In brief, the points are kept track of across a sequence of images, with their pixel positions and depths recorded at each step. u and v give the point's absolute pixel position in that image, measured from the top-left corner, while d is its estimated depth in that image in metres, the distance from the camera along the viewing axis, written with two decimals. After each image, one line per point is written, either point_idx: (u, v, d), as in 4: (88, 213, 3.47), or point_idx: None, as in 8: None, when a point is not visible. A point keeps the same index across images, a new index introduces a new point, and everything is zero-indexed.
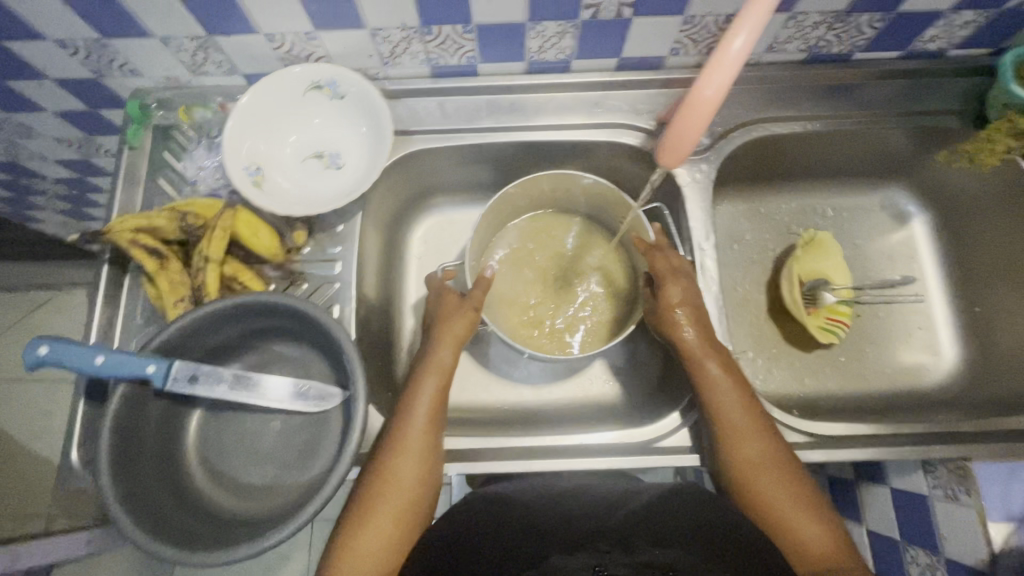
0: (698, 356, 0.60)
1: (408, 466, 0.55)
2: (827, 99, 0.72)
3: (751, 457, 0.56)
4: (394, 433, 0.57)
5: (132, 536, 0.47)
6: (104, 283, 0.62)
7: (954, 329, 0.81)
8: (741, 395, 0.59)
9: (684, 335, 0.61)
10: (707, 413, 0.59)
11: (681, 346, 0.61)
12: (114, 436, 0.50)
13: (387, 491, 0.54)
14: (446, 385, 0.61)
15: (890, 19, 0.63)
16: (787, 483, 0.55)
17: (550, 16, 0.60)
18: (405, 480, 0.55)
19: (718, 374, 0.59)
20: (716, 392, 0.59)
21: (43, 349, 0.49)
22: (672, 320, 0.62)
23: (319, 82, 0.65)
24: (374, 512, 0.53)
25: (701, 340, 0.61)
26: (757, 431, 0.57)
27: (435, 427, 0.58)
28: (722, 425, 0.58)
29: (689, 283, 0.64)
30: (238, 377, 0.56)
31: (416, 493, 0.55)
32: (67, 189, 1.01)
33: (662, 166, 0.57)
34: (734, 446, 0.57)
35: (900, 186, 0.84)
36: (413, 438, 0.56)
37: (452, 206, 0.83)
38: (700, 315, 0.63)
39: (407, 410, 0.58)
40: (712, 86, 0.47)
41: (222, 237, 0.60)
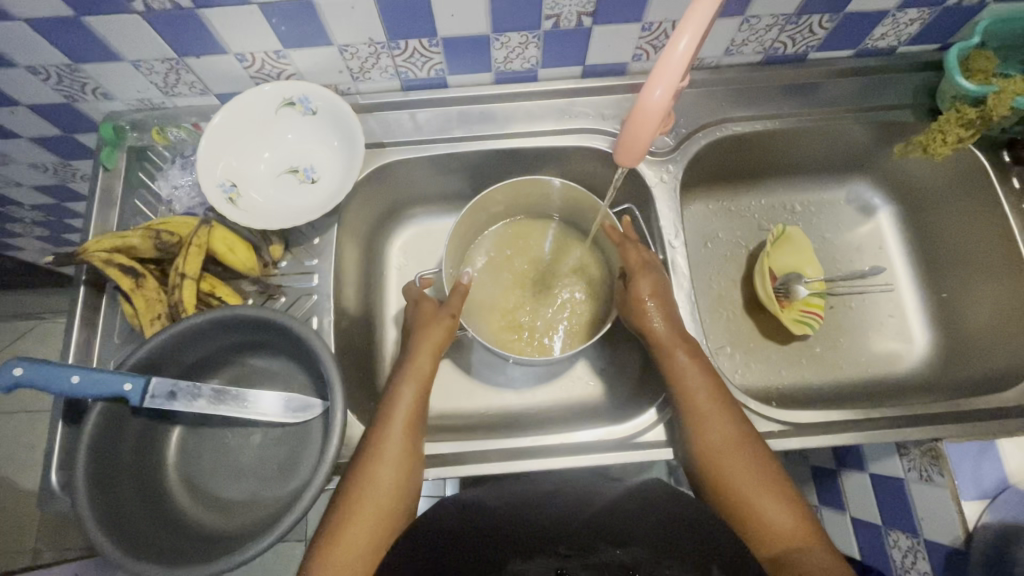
0: (667, 346, 0.62)
1: (386, 473, 0.56)
2: (787, 98, 0.75)
3: (718, 442, 0.58)
4: (372, 441, 0.58)
5: (109, 554, 0.47)
6: (81, 304, 0.62)
7: (925, 316, 0.83)
8: (710, 383, 0.61)
9: (654, 327, 0.63)
10: (676, 400, 0.61)
11: (652, 337, 0.63)
12: (91, 454, 0.50)
13: (362, 499, 0.55)
14: (424, 392, 0.62)
15: (839, 20, 0.66)
16: (753, 468, 0.57)
17: (512, 27, 0.62)
18: (382, 487, 0.55)
19: (687, 363, 0.61)
20: (684, 379, 0.61)
21: (18, 370, 0.49)
22: (643, 314, 0.64)
23: (291, 99, 0.66)
24: (349, 520, 0.54)
25: (670, 331, 0.63)
26: (725, 418, 0.59)
27: (412, 433, 0.59)
28: (690, 412, 0.60)
29: (659, 279, 0.65)
30: (216, 392, 0.56)
31: (394, 500, 0.55)
32: (46, 216, 1.01)
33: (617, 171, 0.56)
34: (702, 431, 0.59)
35: (864, 179, 0.87)
36: (391, 445, 0.57)
37: (429, 216, 0.84)
38: (671, 308, 0.64)
39: (386, 417, 0.59)
40: (663, 83, 0.47)
41: (197, 253, 0.61)
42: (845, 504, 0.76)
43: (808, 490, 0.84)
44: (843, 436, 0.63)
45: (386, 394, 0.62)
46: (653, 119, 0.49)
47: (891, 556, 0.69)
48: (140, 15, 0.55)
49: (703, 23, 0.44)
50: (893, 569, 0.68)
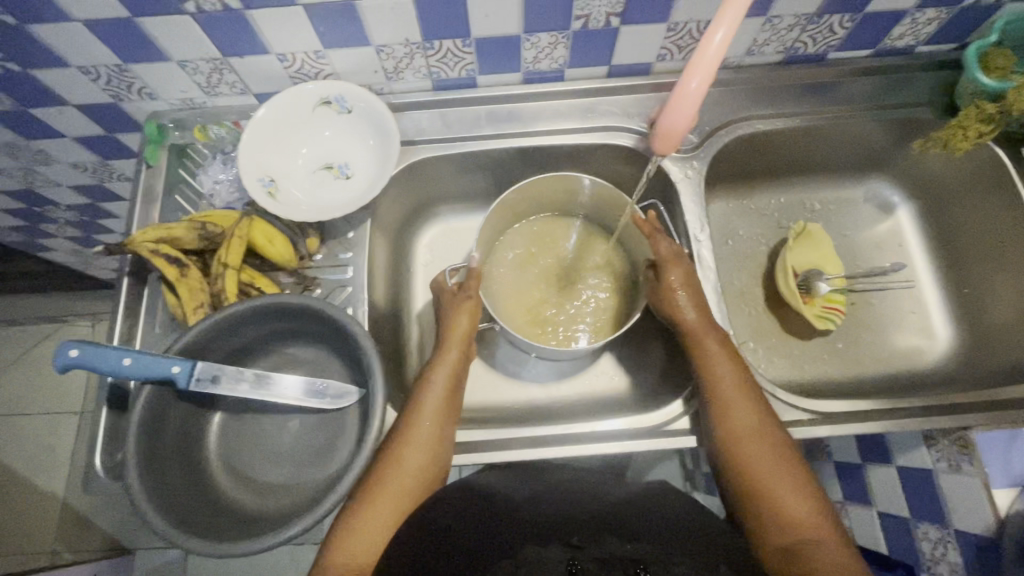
0: (698, 332, 0.64)
1: (414, 456, 0.57)
2: (806, 97, 0.77)
3: (743, 426, 0.59)
4: (403, 425, 0.59)
5: (159, 530, 0.49)
6: (126, 294, 0.64)
7: (946, 312, 0.83)
8: (738, 370, 0.62)
9: (684, 315, 0.65)
10: (703, 384, 0.62)
11: (682, 324, 0.65)
12: (141, 435, 0.52)
13: (388, 480, 0.55)
14: (457, 381, 0.63)
15: (859, 19, 0.68)
16: (775, 454, 0.57)
17: (543, 27, 0.64)
18: (411, 469, 0.56)
19: (715, 350, 0.63)
20: (713, 365, 0.62)
21: (73, 352, 0.51)
22: (674, 300, 0.66)
23: (328, 98, 0.69)
24: (372, 499, 0.54)
25: (701, 319, 0.65)
26: (751, 404, 0.60)
27: (443, 419, 0.60)
28: (717, 396, 0.61)
29: (689, 270, 0.67)
30: (259, 377, 0.58)
31: (419, 483, 0.56)
32: (79, 217, 1.04)
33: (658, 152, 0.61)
34: (727, 415, 0.60)
35: (882, 178, 0.88)
36: (422, 430, 0.58)
37: (456, 213, 0.86)
38: (701, 299, 0.66)
39: (419, 401, 0.60)
40: (698, 78, 0.51)
41: (240, 244, 0.63)
42: (871, 498, 0.76)
43: (832, 486, 0.84)
44: (869, 425, 0.64)
45: (418, 382, 0.63)
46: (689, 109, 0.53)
47: (919, 548, 0.68)
48: (191, 16, 0.58)
49: (736, 18, 0.46)
50: (922, 561, 0.68)
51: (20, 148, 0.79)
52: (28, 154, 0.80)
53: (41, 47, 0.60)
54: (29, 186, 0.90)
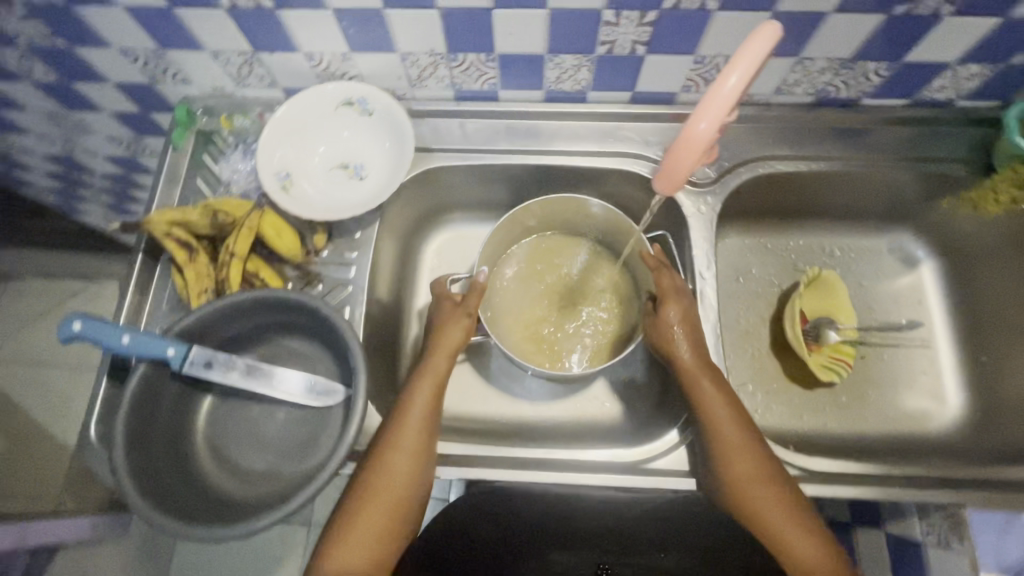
0: (695, 373, 0.62)
1: (400, 465, 0.58)
2: (834, 142, 0.75)
3: (745, 472, 0.58)
4: (390, 433, 0.60)
5: (137, 507, 0.50)
6: (137, 270, 0.67)
7: (961, 378, 0.80)
8: (734, 413, 0.60)
9: (680, 354, 0.64)
10: (701, 427, 0.61)
11: (677, 364, 0.64)
12: (130, 412, 0.54)
13: (379, 492, 0.58)
14: (442, 389, 0.64)
15: (896, 68, 0.66)
16: (780, 499, 0.57)
17: (567, 50, 0.64)
18: (399, 476, 0.58)
19: (712, 393, 0.61)
20: (709, 409, 0.61)
21: (76, 325, 0.53)
22: (670, 337, 0.65)
23: (350, 99, 0.70)
24: (364, 510, 0.57)
25: (698, 359, 0.63)
26: (749, 450, 0.59)
27: (428, 424, 0.61)
28: (716, 441, 0.60)
29: (689, 306, 0.66)
30: (250, 367, 0.59)
31: (407, 491, 0.58)
32: (112, 185, 1.08)
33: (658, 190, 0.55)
34: (727, 461, 0.59)
35: (909, 231, 0.85)
36: (406, 439, 0.59)
37: (467, 222, 0.87)
38: (698, 337, 0.65)
39: (404, 408, 0.61)
40: (707, 119, 0.48)
41: (248, 235, 0.65)
42: None
43: None
44: (858, 488, 0.62)
45: (405, 388, 0.64)
46: (700, 148, 0.49)
47: None
48: (225, 11, 0.60)
49: (762, 53, 0.45)
50: None
51: (62, 117, 0.83)
52: (68, 123, 0.84)
53: (85, 27, 0.63)
54: (67, 153, 0.95)
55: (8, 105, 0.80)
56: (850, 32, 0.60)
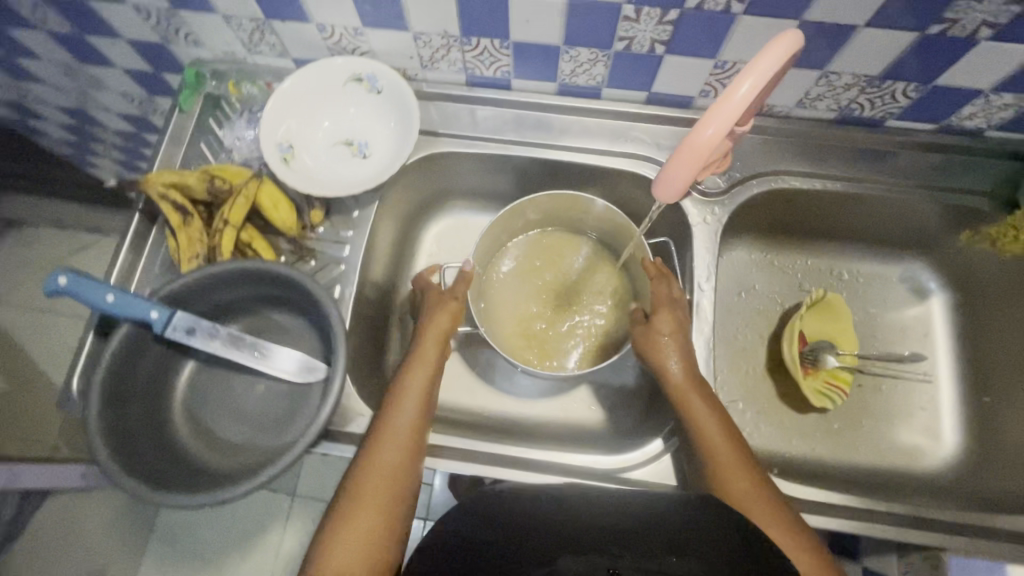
0: (686, 388, 0.60)
1: (390, 457, 0.57)
2: (853, 161, 0.72)
3: (741, 492, 0.55)
4: (379, 426, 0.59)
5: (105, 466, 0.50)
6: (133, 230, 0.67)
7: (959, 417, 0.77)
8: (725, 428, 0.59)
9: (671, 367, 0.62)
10: (694, 447, 0.59)
11: (666, 378, 0.62)
12: (109, 371, 0.54)
13: (368, 487, 0.55)
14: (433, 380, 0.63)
15: (926, 91, 0.63)
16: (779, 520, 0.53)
17: (584, 42, 0.62)
18: (387, 467, 0.56)
19: (702, 408, 0.59)
20: (700, 425, 0.59)
21: (61, 280, 0.53)
22: (663, 348, 0.63)
23: (360, 75, 0.69)
24: (354, 508, 0.54)
25: (686, 370, 0.61)
26: (742, 466, 0.57)
27: (422, 415, 0.60)
28: (710, 459, 0.57)
29: (683, 317, 0.64)
30: (233, 337, 0.59)
31: (397, 484, 0.56)
32: (124, 142, 1.08)
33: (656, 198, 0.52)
34: (722, 479, 0.56)
35: (922, 260, 0.82)
36: (396, 429, 0.58)
37: (469, 210, 0.86)
38: (688, 349, 0.63)
39: (395, 398, 0.61)
40: (715, 125, 0.45)
41: (243, 203, 0.65)
42: None
43: None
44: (837, 520, 0.61)
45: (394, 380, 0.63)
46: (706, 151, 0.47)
47: None
48: None
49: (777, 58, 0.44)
50: None
51: (75, 70, 0.83)
52: (81, 76, 0.84)
53: None
54: (81, 106, 0.95)
55: (23, 53, 0.80)
56: (882, 47, 0.57)
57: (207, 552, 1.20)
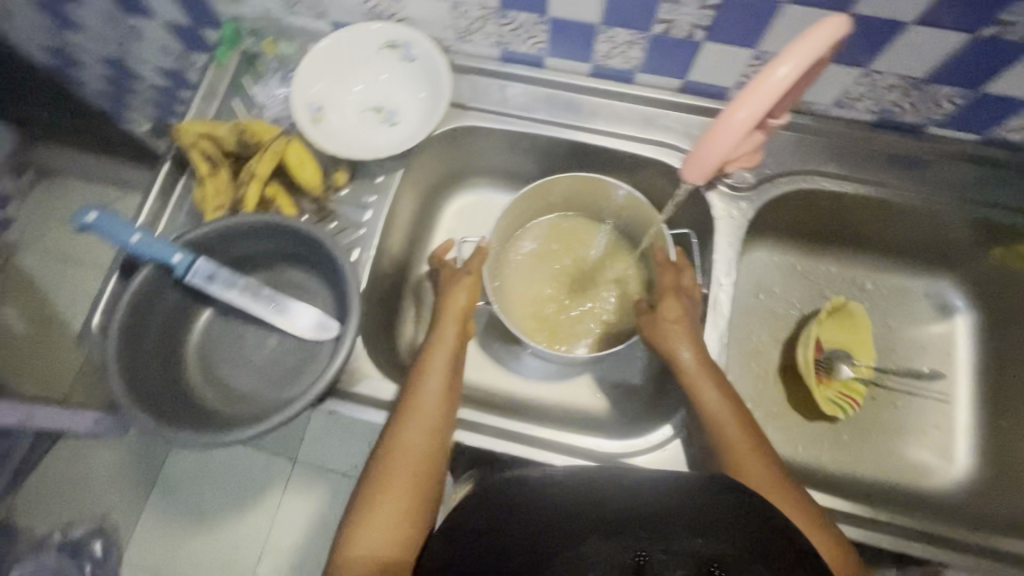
0: (698, 377, 0.60)
1: (414, 441, 0.58)
2: (888, 168, 0.70)
3: (759, 482, 0.56)
4: (404, 408, 0.60)
5: (119, 401, 0.52)
6: (162, 177, 0.68)
7: (975, 439, 0.75)
8: (740, 421, 0.58)
9: (682, 355, 0.61)
10: (710, 442, 0.59)
11: (679, 368, 0.61)
12: (129, 308, 0.55)
13: (396, 471, 0.57)
14: (455, 361, 0.64)
15: (972, 98, 0.61)
16: (798, 509, 0.55)
17: (622, 23, 0.61)
18: (415, 446, 0.58)
19: (716, 399, 0.59)
20: (713, 418, 0.58)
21: (90, 217, 0.55)
22: (674, 338, 0.62)
23: (394, 42, 0.69)
24: (382, 492, 0.56)
25: (699, 361, 0.60)
26: (756, 456, 0.57)
27: (446, 397, 0.61)
28: (727, 454, 0.57)
29: (689, 305, 0.64)
30: (249, 287, 0.61)
31: (423, 467, 0.58)
32: (159, 97, 1.10)
33: (683, 177, 0.53)
34: (739, 473, 0.56)
35: (951, 276, 0.80)
36: (420, 413, 0.59)
37: (492, 188, 0.86)
38: (696, 336, 0.62)
39: (419, 379, 0.61)
40: (748, 108, 0.45)
41: (271, 159, 0.66)
42: None
43: None
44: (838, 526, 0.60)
45: (418, 361, 0.63)
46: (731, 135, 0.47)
47: None
48: None
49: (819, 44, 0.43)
50: None
51: (118, 20, 0.84)
52: (123, 27, 0.86)
53: None
54: (121, 57, 0.96)
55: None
56: (930, 48, 0.55)
57: (205, 510, 1.18)
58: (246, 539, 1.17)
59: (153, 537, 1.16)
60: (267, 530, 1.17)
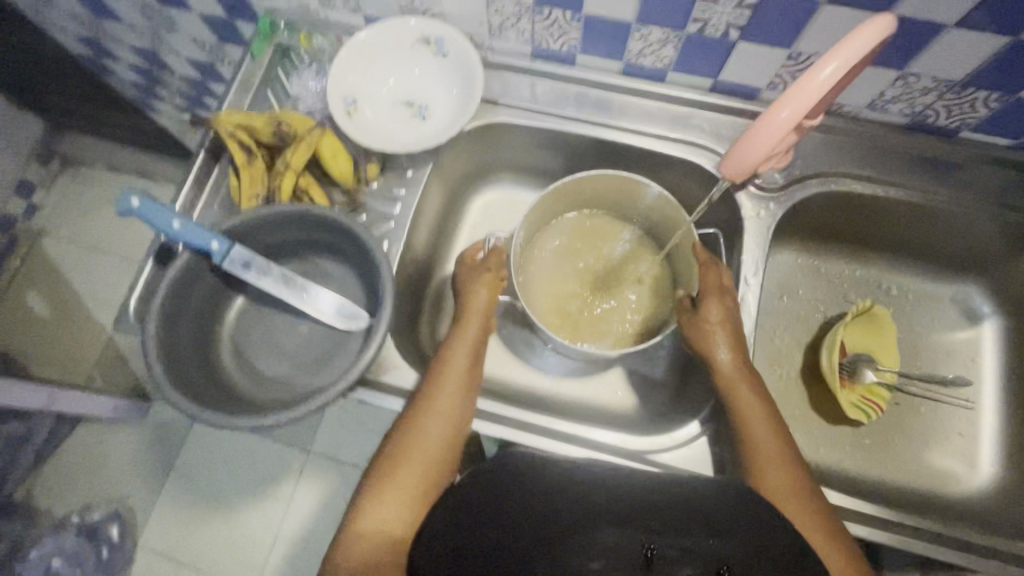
0: (732, 379, 0.60)
1: (432, 427, 0.59)
2: (918, 171, 0.70)
3: (778, 488, 0.55)
4: (425, 395, 0.61)
5: (159, 383, 0.53)
6: (198, 166, 0.69)
7: (999, 447, 0.75)
8: (772, 427, 0.58)
9: (719, 356, 0.62)
10: (735, 439, 0.59)
11: (716, 368, 0.61)
12: (168, 293, 0.56)
13: (409, 454, 0.58)
14: (476, 358, 0.64)
15: (1009, 102, 0.60)
16: (816, 518, 0.54)
17: (656, 21, 0.61)
18: (430, 437, 0.58)
19: (749, 401, 0.59)
20: (745, 419, 0.59)
21: (133, 202, 0.55)
22: (711, 338, 0.62)
23: (427, 37, 0.70)
24: (393, 471, 0.57)
25: (735, 362, 0.61)
26: (782, 462, 0.56)
27: (464, 393, 0.61)
28: (751, 453, 0.57)
29: (731, 307, 0.64)
30: (284, 277, 0.61)
31: (437, 453, 0.58)
32: (188, 88, 1.12)
33: (722, 173, 0.55)
34: (760, 475, 0.56)
35: (977, 283, 0.79)
36: (440, 401, 0.60)
37: (517, 184, 0.86)
38: (737, 339, 0.63)
39: (439, 373, 0.62)
40: (790, 108, 0.46)
41: (306, 150, 0.67)
42: None
43: None
44: (863, 529, 0.59)
45: (442, 352, 0.64)
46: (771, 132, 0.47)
47: None
48: None
49: (866, 43, 0.43)
50: None
51: (153, 12, 0.86)
52: (158, 18, 0.87)
53: None
54: (153, 48, 0.98)
55: None
56: (969, 50, 0.55)
57: (218, 498, 1.21)
58: (258, 527, 1.18)
59: (170, 520, 1.20)
60: (281, 517, 1.19)
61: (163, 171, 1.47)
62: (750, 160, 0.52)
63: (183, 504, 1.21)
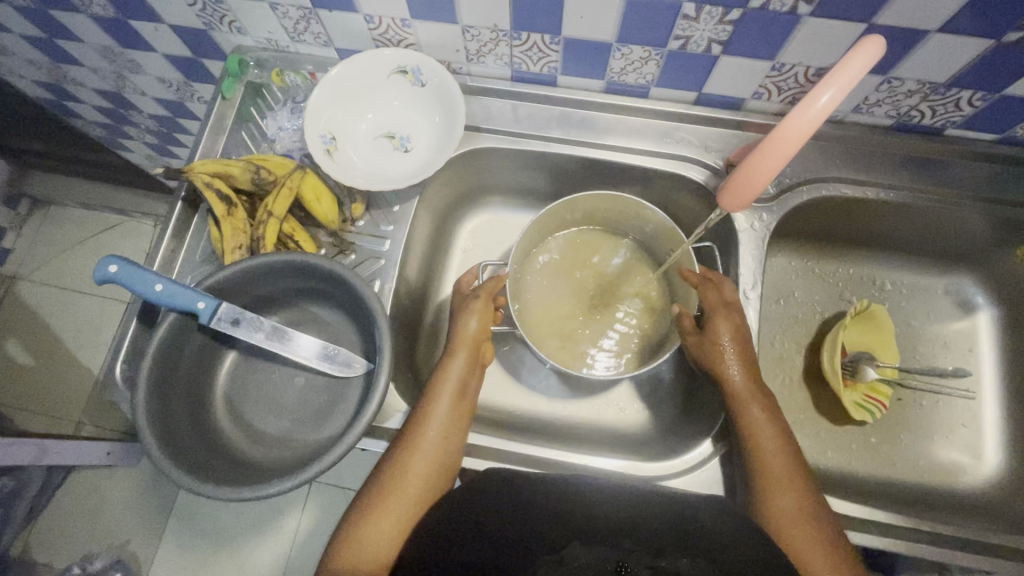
0: (743, 398, 0.60)
1: (418, 466, 0.57)
2: (907, 170, 0.70)
3: (786, 508, 0.55)
4: (411, 431, 0.59)
5: (153, 456, 0.51)
6: (176, 218, 0.67)
7: (1003, 436, 0.76)
8: (780, 446, 0.58)
9: (730, 373, 0.62)
10: (745, 454, 0.59)
11: (727, 386, 0.61)
12: (156, 359, 0.54)
13: (393, 491, 0.56)
14: (464, 390, 0.62)
15: (993, 100, 0.60)
16: (824, 539, 0.53)
17: (637, 40, 0.60)
18: (415, 476, 0.56)
19: (761, 421, 0.59)
20: (757, 438, 0.59)
21: (112, 268, 0.54)
22: (720, 356, 0.62)
23: (405, 68, 0.68)
24: (378, 508, 0.55)
25: (747, 380, 0.61)
26: (792, 485, 0.56)
27: (453, 428, 0.60)
28: (758, 471, 0.57)
29: (739, 322, 0.63)
30: (275, 330, 0.59)
31: (424, 490, 0.56)
32: (158, 125, 1.08)
33: (722, 207, 0.56)
34: (767, 494, 0.56)
35: (969, 273, 0.80)
36: (429, 438, 0.58)
37: (506, 207, 0.85)
38: (749, 356, 0.63)
39: (428, 407, 0.60)
40: (800, 124, 0.48)
41: (287, 195, 0.64)
42: None
43: None
44: (876, 537, 0.60)
45: (429, 382, 0.62)
46: (783, 148, 0.49)
47: None
48: None
49: (861, 70, 0.46)
50: None
51: (115, 55, 0.82)
52: (121, 60, 0.84)
53: None
54: (117, 89, 0.95)
55: (64, 36, 0.79)
56: (952, 54, 0.55)
57: (221, 534, 1.16)
58: (265, 562, 1.14)
59: (174, 564, 1.15)
60: (287, 550, 1.15)
61: (142, 208, 1.40)
62: (754, 190, 0.53)
63: (186, 545, 1.16)
